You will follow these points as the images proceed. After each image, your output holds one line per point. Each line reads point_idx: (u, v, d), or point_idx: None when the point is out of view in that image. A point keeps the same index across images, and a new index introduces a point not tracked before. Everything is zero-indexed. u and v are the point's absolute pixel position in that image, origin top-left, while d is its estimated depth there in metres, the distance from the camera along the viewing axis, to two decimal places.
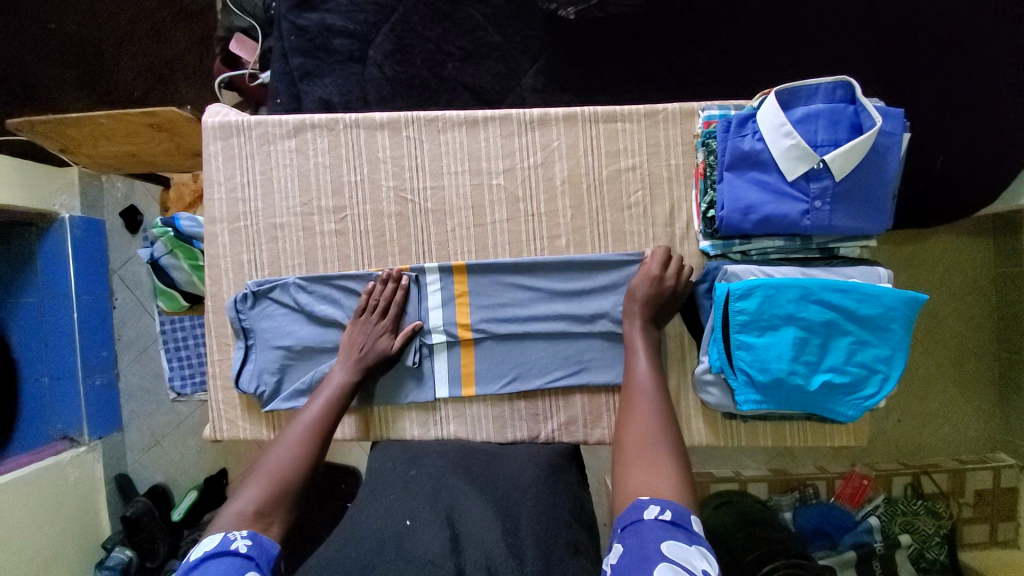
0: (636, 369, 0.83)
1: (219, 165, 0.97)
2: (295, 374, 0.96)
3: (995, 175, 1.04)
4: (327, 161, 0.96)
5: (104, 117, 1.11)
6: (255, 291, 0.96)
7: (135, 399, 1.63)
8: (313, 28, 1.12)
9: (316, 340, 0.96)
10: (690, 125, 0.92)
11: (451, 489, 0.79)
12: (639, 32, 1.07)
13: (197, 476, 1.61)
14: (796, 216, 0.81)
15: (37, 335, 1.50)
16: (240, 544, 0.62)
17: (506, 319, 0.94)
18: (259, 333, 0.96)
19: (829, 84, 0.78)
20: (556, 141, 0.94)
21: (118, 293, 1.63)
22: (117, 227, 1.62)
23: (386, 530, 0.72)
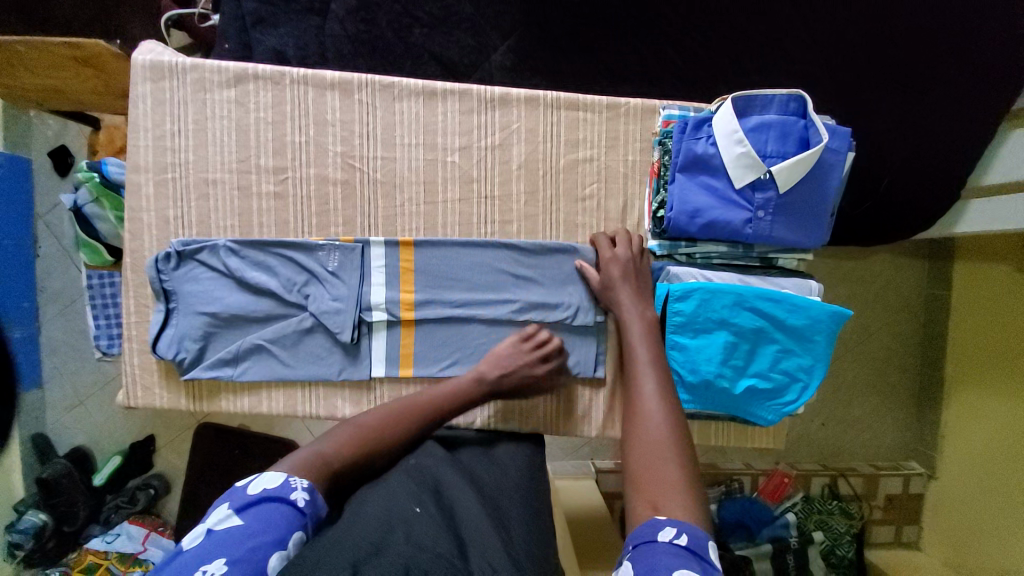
0: (638, 359, 0.76)
1: (147, 110, 0.89)
2: (220, 341, 0.91)
3: (930, 202, 1.09)
4: (270, 117, 0.89)
5: (21, 44, 0.99)
6: (183, 250, 0.89)
7: (59, 354, 1.52)
8: None
9: (244, 308, 0.90)
10: (651, 123, 0.91)
11: (451, 487, 0.67)
12: (614, 18, 1.05)
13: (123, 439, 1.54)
14: (740, 224, 0.82)
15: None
16: (298, 496, 0.60)
17: (450, 304, 0.92)
18: (181, 297, 0.90)
19: (784, 96, 0.79)
20: (516, 123, 0.91)
21: (42, 240, 1.49)
22: (45, 168, 1.48)
23: (392, 516, 0.58)
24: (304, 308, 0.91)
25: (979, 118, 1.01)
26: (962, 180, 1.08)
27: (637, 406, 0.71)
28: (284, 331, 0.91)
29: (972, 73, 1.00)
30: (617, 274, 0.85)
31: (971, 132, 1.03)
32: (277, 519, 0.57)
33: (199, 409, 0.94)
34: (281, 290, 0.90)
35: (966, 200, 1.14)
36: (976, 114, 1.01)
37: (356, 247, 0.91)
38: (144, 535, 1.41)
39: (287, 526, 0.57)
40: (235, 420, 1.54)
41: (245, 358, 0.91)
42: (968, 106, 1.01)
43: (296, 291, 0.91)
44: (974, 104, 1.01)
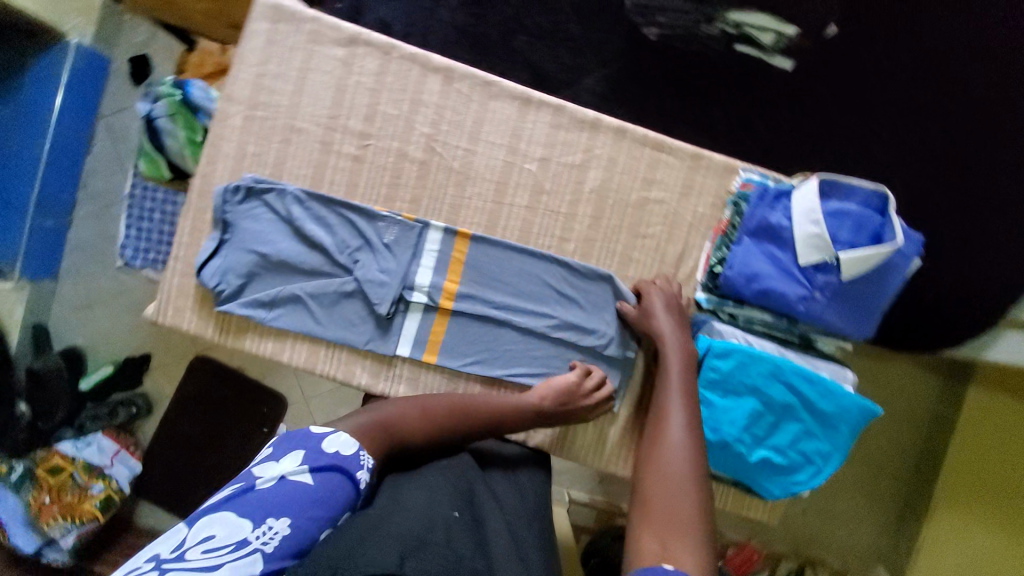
0: (671, 394, 0.79)
1: (257, 48, 0.92)
2: (260, 283, 0.92)
3: (958, 325, 1.15)
4: (369, 84, 0.92)
5: None
6: (251, 187, 0.91)
7: (78, 252, 1.64)
8: None
9: (293, 257, 0.91)
10: (728, 181, 0.92)
11: (481, 497, 0.73)
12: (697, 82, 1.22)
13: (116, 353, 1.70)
14: (795, 300, 0.83)
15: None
16: (363, 475, 0.68)
17: (490, 304, 0.93)
18: (238, 231, 0.91)
19: (868, 189, 0.81)
20: (599, 148, 0.92)
21: (98, 139, 1.58)
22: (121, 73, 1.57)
23: (433, 516, 0.64)
24: (349, 272, 0.92)
25: None
26: (996, 311, 1.13)
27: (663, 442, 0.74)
28: (325, 288, 0.92)
29: None
30: (661, 309, 0.86)
31: None
32: (338, 488, 0.66)
33: (222, 342, 0.95)
34: (332, 248, 0.91)
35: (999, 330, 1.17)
36: None
37: (416, 227, 0.92)
38: (114, 451, 1.63)
39: (343, 500, 0.66)
40: (232, 361, 1.75)
41: (281, 305, 0.92)
42: None
43: (346, 253, 0.92)
44: None
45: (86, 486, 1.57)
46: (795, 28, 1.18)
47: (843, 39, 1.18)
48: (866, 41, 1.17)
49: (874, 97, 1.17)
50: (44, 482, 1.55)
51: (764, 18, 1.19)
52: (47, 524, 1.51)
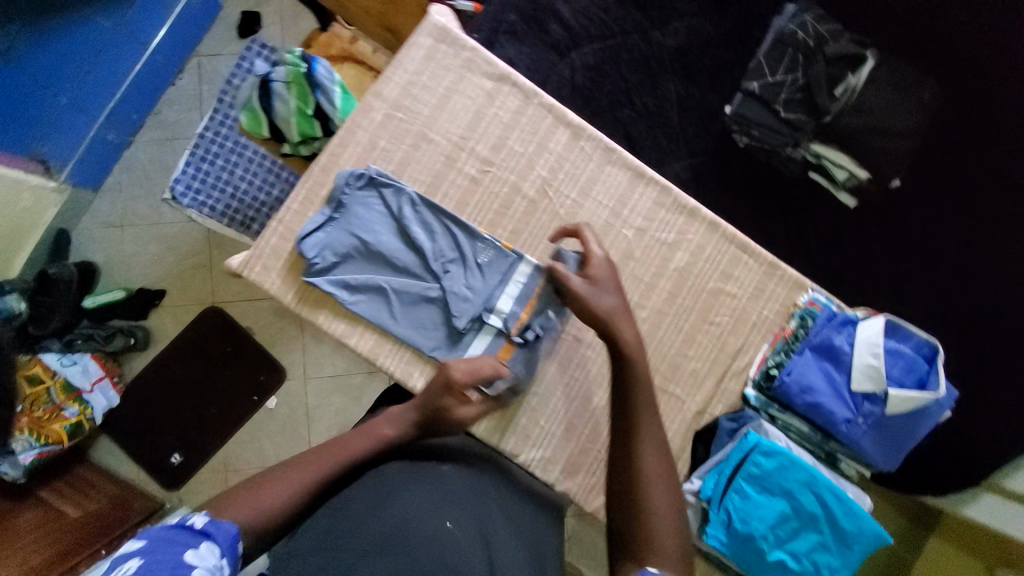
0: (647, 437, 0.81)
1: (415, 59, 0.99)
2: (351, 267, 0.96)
3: (946, 476, 1.26)
4: (505, 119, 1.00)
5: None
6: (371, 179, 0.96)
7: (127, 171, 1.85)
8: (556, 37, 1.35)
9: (391, 252, 0.95)
10: (795, 294, 0.99)
11: (484, 505, 0.85)
12: (769, 196, 1.34)
13: (128, 277, 1.84)
14: (839, 420, 0.91)
15: (77, 58, 1.55)
16: (196, 522, 0.68)
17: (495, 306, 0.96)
18: (348, 213, 0.95)
19: (922, 339, 0.92)
20: (690, 234, 1.00)
21: (184, 74, 1.87)
22: (227, 20, 1.88)
23: (427, 526, 0.75)
24: (434, 279, 0.96)
25: None
26: (982, 475, 1.24)
27: (636, 453, 0.79)
28: (410, 288, 0.95)
29: None
30: (605, 282, 0.86)
31: None
32: (176, 538, 0.65)
33: (296, 310, 0.97)
34: (427, 253, 0.95)
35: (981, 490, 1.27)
36: None
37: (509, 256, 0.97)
38: (97, 377, 1.71)
39: (187, 543, 0.65)
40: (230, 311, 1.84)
41: (366, 292, 0.96)
42: None
43: (438, 261, 0.96)
44: None
45: (59, 407, 1.62)
46: (868, 174, 1.30)
47: (908, 196, 1.30)
48: (928, 204, 1.30)
49: (921, 255, 1.30)
50: (19, 392, 1.59)
51: (843, 156, 1.30)
52: (11, 435, 1.54)
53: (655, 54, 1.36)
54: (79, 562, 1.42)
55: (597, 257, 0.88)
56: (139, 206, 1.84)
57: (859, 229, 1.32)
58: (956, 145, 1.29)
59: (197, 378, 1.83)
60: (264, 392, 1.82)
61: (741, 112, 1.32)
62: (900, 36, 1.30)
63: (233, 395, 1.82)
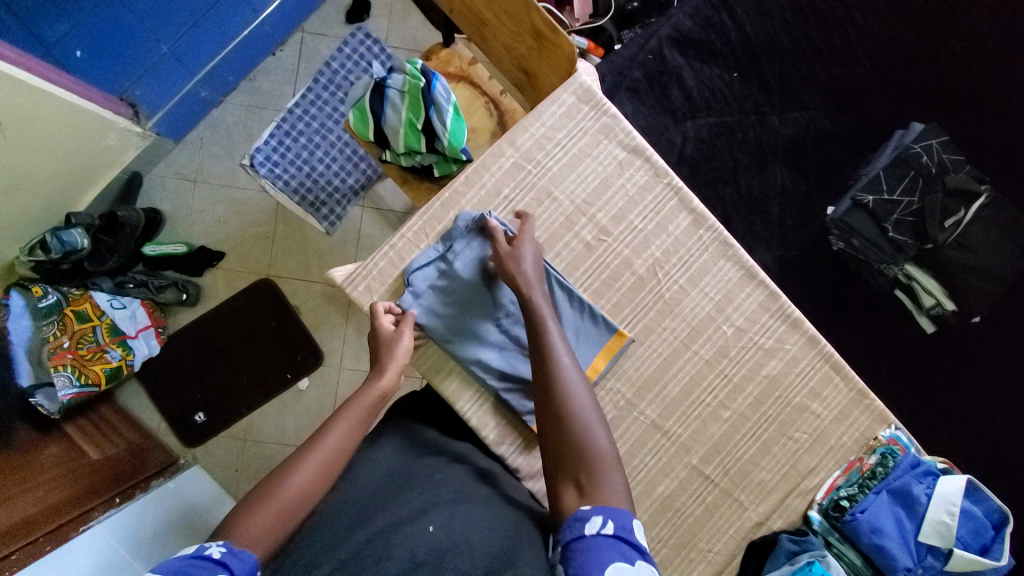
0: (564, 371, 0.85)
1: (555, 114, 0.98)
2: (447, 303, 0.96)
3: None
4: (631, 192, 0.99)
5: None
6: (483, 222, 0.95)
7: (210, 129, 1.85)
8: (675, 102, 1.33)
9: (488, 294, 0.95)
10: (876, 427, 0.99)
11: (470, 506, 0.84)
12: (851, 307, 1.33)
13: (189, 232, 1.84)
14: (900, 567, 0.90)
15: (188, 12, 1.53)
16: (214, 552, 0.70)
17: (464, 284, 0.95)
18: (459, 254, 0.95)
19: (997, 505, 0.92)
20: (788, 345, 0.99)
21: (285, 46, 1.87)
22: (337, 2, 1.87)
23: (399, 518, 0.79)
24: (509, 322, 0.97)
25: None
26: None
27: (558, 386, 0.84)
28: (493, 332, 0.96)
29: None
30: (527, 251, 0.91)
31: None
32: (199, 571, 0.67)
33: None
34: (506, 295, 0.96)
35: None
36: None
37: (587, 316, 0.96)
38: (143, 325, 1.73)
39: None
40: (279, 288, 1.84)
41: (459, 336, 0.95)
42: None
43: (514, 303, 0.97)
44: None
45: (104, 347, 1.64)
46: (954, 306, 1.27)
47: (991, 336, 1.29)
48: (1012, 352, 1.28)
49: (992, 399, 1.28)
50: (68, 326, 1.60)
51: (934, 283, 1.26)
52: (53, 369, 1.54)
53: (770, 139, 1.33)
54: (94, 508, 1.37)
55: (524, 229, 0.94)
56: (214, 165, 1.85)
57: (934, 358, 1.31)
58: None
59: (236, 345, 1.83)
60: (298, 372, 1.82)
61: (846, 219, 1.27)
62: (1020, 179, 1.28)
63: (268, 366, 1.82)
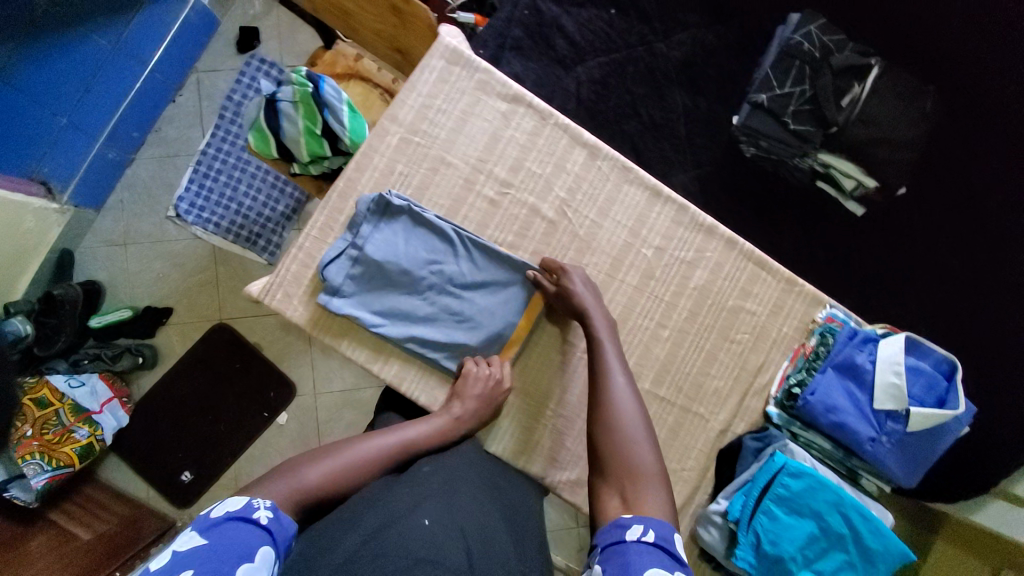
0: (617, 388, 0.87)
1: (429, 81, 0.98)
2: (370, 288, 0.95)
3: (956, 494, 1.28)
4: (521, 140, 0.99)
5: None
6: (387, 202, 0.94)
7: (129, 190, 1.83)
8: (560, 50, 1.34)
9: (407, 271, 0.94)
10: (813, 310, 1.01)
11: (464, 499, 0.81)
12: (780, 210, 1.35)
13: (134, 296, 1.81)
14: (864, 439, 0.91)
15: (78, 77, 1.51)
16: (261, 516, 0.69)
17: (378, 267, 0.94)
18: (369, 238, 0.94)
19: (942, 355, 0.91)
20: (709, 252, 1.00)
21: (185, 89, 1.85)
22: (225, 33, 1.85)
23: (399, 519, 0.73)
24: (435, 292, 0.95)
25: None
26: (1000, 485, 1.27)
27: (609, 400, 0.86)
28: (420, 307, 0.95)
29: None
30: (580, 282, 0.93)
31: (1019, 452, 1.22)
32: (246, 538, 0.65)
33: (320, 337, 0.97)
34: (425, 268, 0.94)
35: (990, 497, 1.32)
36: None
37: (507, 269, 0.96)
38: (107, 398, 1.69)
39: (253, 543, 0.65)
40: (235, 329, 1.82)
41: (388, 318, 0.95)
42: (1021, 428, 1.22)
43: (435, 274, 0.94)
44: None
45: (70, 428, 1.60)
46: (876, 183, 1.28)
47: (917, 204, 1.31)
48: (942, 214, 1.30)
49: (937, 265, 1.30)
50: (29, 415, 1.56)
51: (853, 166, 1.28)
52: (21, 459, 1.51)
53: (660, 66, 1.35)
54: None
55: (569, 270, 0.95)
56: (142, 224, 1.82)
57: (870, 240, 1.33)
58: (970, 153, 1.29)
59: (205, 395, 1.81)
60: (273, 406, 1.80)
61: (749, 124, 1.28)
62: (907, 46, 1.30)
63: (241, 409, 1.80)
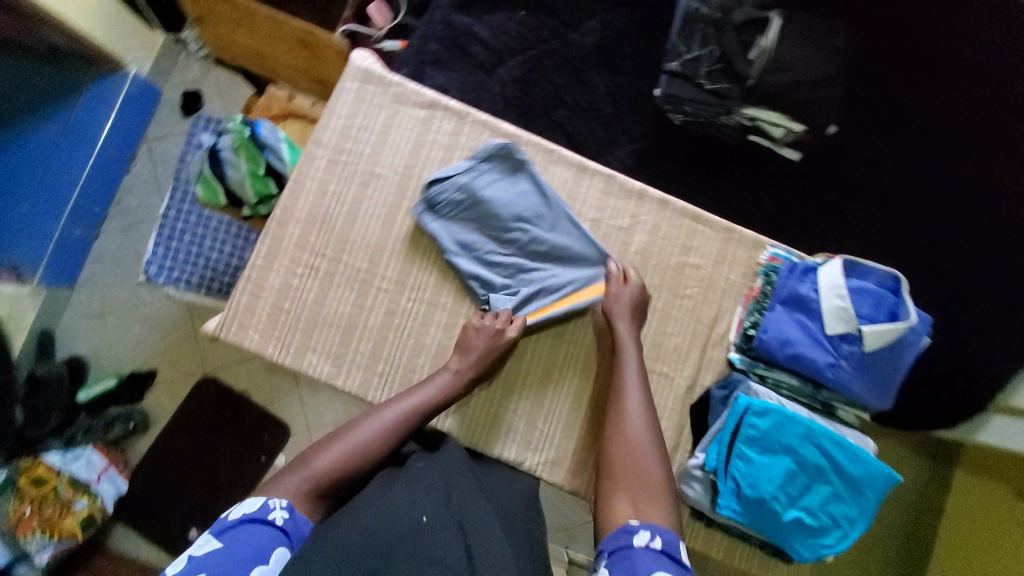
0: (636, 405, 0.88)
1: (347, 102, 1.03)
2: (455, 229, 0.99)
3: (937, 411, 1.32)
4: (445, 142, 1.03)
5: (268, 17, 1.25)
6: (493, 153, 0.99)
7: (100, 264, 1.77)
8: (479, 56, 1.39)
9: (492, 224, 1.00)
10: (756, 254, 1.02)
11: (461, 492, 0.75)
12: (721, 168, 1.38)
13: (121, 366, 1.75)
14: (823, 366, 0.91)
15: (31, 163, 1.53)
16: (277, 517, 0.73)
17: (461, 217, 0.99)
18: (464, 186, 0.99)
19: (883, 272, 0.92)
20: (643, 216, 1.03)
21: (139, 159, 1.79)
22: (169, 101, 1.80)
23: (400, 519, 0.69)
24: (511, 249, 1.00)
25: (994, 350, 1.28)
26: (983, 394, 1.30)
27: (626, 412, 0.87)
28: (492, 258, 0.99)
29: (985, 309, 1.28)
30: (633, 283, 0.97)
31: (983, 356, 1.29)
32: (262, 540, 0.69)
33: (281, 362, 0.99)
34: (492, 225, 1.00)
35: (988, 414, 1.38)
36: (992, 345, 1.28)
37: (577, 245, 1.00)
38: (103, 467, 1.62)
39: (270, 545, 0.69)
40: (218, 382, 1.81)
41: (460, 263, 0.98)
42: (981, 333, 1.28)
43: (521, 229, 1.00)
44: (998, 345, 1.28)
45: (69, 501, 1.55)
46: (803, 128, 1.33)
47: (847, 138, 1.35)
48: (870, 145, 1.34)
49: (879, 193, 1.33)
50: (25, 494, 1.52)
51: (775, 115, 1.32)
52: (25, 538, 1.50)
53: (576, 54, 1.40)
54: None
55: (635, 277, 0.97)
56: (116, 293, 1.76)
57: (813, 180, 1.35)
58: (881, 84, 1.35)
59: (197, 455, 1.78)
60: (269, 454, 1.70)
61: (671, 93, 1.32)
62: None
63: (237, 459, 1.72)
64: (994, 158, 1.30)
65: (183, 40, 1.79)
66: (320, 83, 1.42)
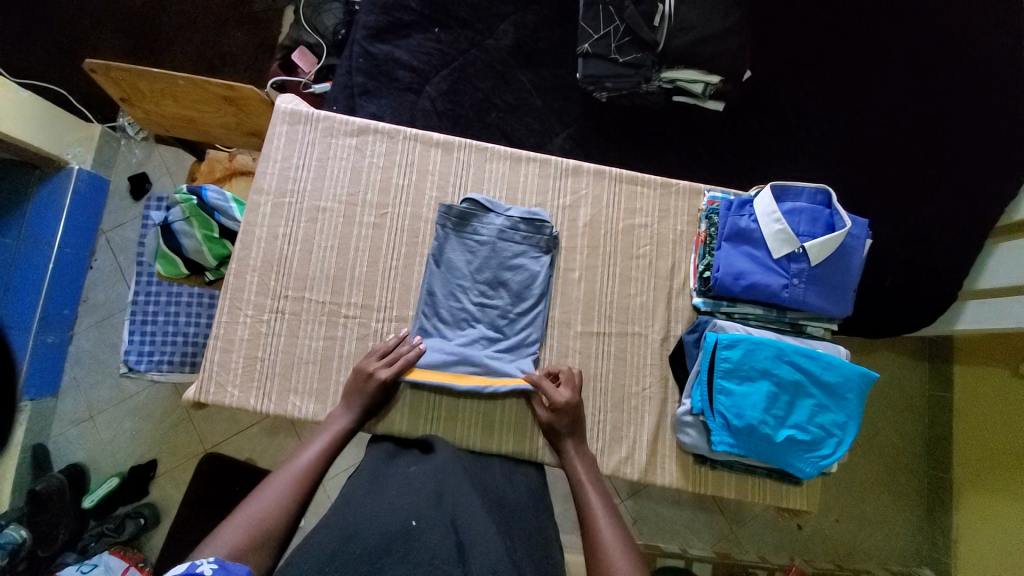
0: (599, 517, 0.82)
1: (280, 145, 1.06)
2: (448, 248, 1.02)
3: (920, 311, 1.35)
4: (381, 163, 1.07)
5: (186, 83, 1.28)
6: (526, 222, 1.03)
7: (81, 365, 1.72)
8: (403, 78, 1.43)
9: (482, 265, 1.01)
10: (696, 202, 1.10)
11: (454, 497, 0.74)
12: (656, 132, 1.44)
13: (122, 462, 1.70)
14: (778, 289, 0.96)
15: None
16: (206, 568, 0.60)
17: (450, 253, 1.02)
18: (483, 224, 1.03)
19: (813, 189, 0.97)
20: (584, 190, 1.08)
21: (99, 254, 1.77)
22: (118, 189, 1.79)
23: (389, 525, 0.66)
24: (485, 296, 1.01)
25: (952, 238, 1.32)
26: (955, 284, 1.33)
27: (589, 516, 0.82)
28: (461, 292, 1.01)
29: (934, 205, 1.33)
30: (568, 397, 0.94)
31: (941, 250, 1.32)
32: None
33: (264, 410, 0.99)
34: (484, 272, 1.02)
35: (961, 302, 1.39)
36: (948, 236, 1.32)
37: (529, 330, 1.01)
38: (123, 569, 1.50)
39: None
40: None
41: (429, 283, 1.01)
42: (934, 227, 1.32)
43: (506, 282, 1.01)
44: (949, 229, 1.32)
45: None
46: (718, 78, 1.34)
47: (763, 80, 1.42)
48: (784, 81, 1.41)
49: (805, 124, 1.40)
50: None
51: (692, 71, 1.35)
52: None
53: (495, 57, 1.46)
54: None
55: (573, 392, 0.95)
56: (101, 392, 1.72)
57: (744, 125, 1.41)
58: (779, 23, 1.42)
59: None
60: None
61: (590, 73, 1.35)
62: None
63: None
64: (900, 68, 1.38)
65: (122, 127, 1.78)
66: (254, 134, 1.48)
